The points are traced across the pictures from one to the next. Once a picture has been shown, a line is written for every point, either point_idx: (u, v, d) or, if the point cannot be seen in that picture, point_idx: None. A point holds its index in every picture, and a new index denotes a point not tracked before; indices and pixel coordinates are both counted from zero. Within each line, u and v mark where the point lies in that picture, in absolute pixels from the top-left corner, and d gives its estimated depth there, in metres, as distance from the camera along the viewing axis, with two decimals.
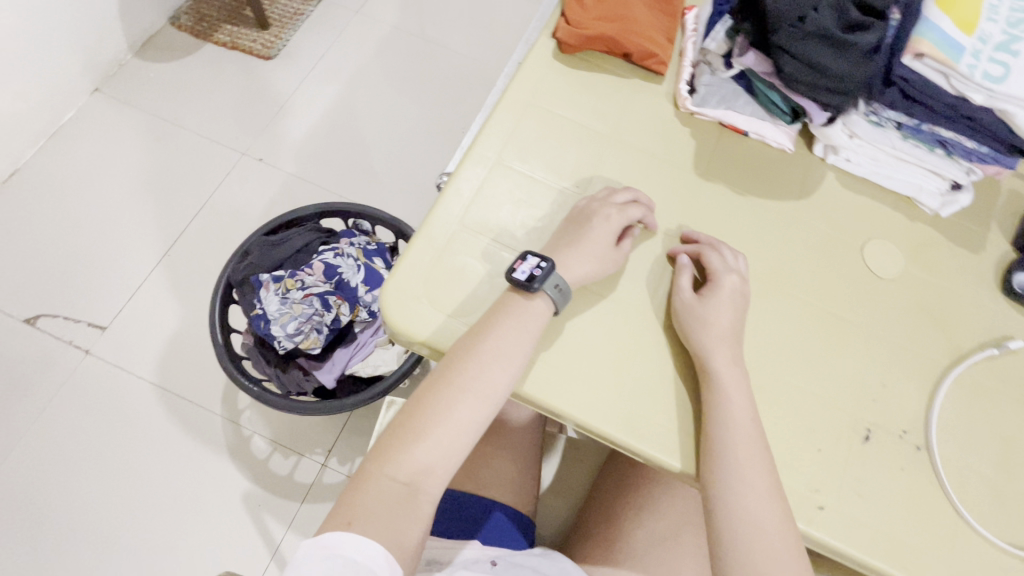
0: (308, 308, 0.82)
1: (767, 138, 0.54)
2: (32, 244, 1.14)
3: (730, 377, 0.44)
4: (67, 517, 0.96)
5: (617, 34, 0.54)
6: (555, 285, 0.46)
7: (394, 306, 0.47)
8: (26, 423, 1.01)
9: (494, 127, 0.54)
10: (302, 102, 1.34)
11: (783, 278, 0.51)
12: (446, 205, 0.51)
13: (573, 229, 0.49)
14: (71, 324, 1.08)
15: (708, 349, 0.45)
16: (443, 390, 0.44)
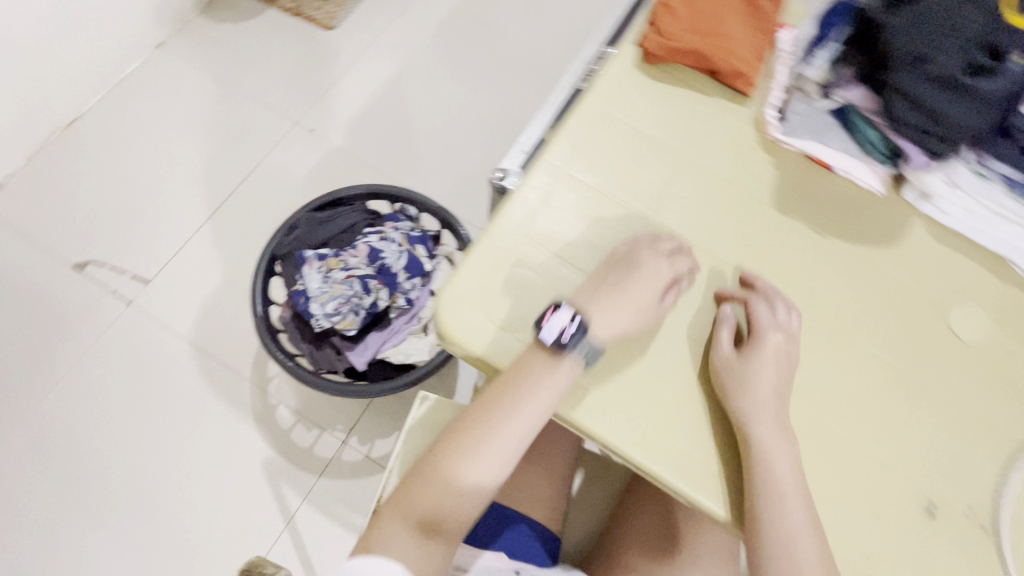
0: (348, 290, 0.82)
1: (857, 177, 0.50)
2: (87, 191, 1.17)
3: (775, 440, 0.42)
4: (100, 461, 1.00)
5: (708, 50, 0.51)
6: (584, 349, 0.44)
7: (449, 314, 0.46)
8: (69, 366, 1.05)
9: (567, 136, 0.52)
10: (358, 76, 1.34)
11: (858, 332, 0.48)
12: (511, 213, 0.49)
13: (613, 276, 0.46)
14: (117, 274, 1.11)
15: (753, 411, 0.43)
16: (460, 442, 0.44)
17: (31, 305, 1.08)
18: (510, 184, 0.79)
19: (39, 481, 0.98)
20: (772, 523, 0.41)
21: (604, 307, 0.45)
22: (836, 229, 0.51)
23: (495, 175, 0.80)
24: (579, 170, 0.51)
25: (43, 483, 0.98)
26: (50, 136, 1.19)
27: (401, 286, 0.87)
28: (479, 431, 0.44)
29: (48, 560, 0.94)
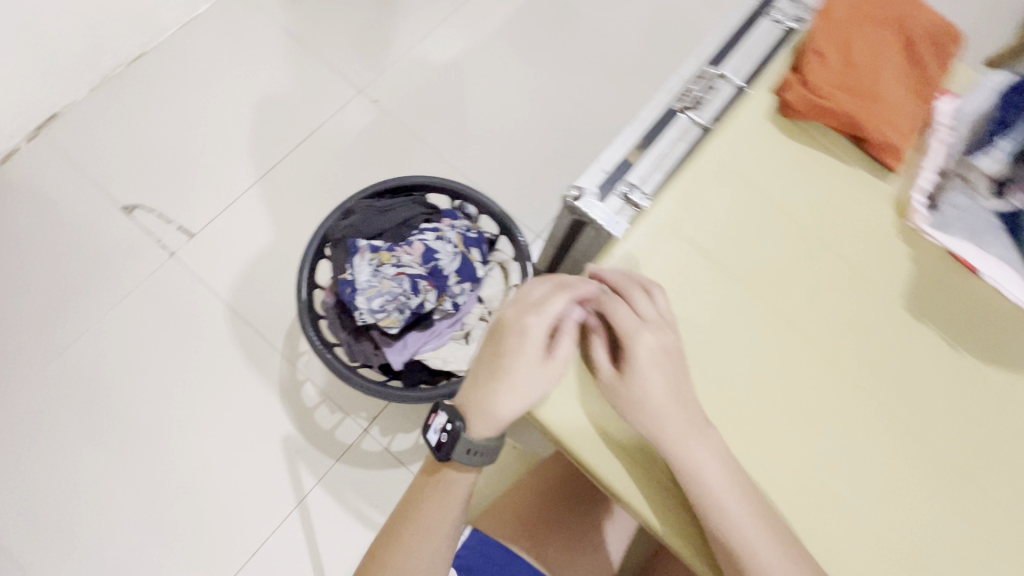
0: (396, 288, 0.78)
1: (1004, 287, 0.51)
2: (143, 132, 1.14)
3: (692, 447, 0.43)
4: (127, 408, 1.00)
5: (861, 115, 0.50)
6: (469, 450, 0.49)
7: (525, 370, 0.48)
8: (108, 309, 1.05)
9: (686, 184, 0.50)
10: (431, 50, 1.27)
11: (966, 459, 0.46)
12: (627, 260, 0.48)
13: (494, 359, 0.47)
14: (163, 222, 1.10)
15: (658, 427, 0.44)
16: (395, 541, 0.51)
17: (76, 241, 1.07)
18: (584, 206, 0.74)
19: (65, 419, 0.99)
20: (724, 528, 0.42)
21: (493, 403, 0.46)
22: (927, 315, 0.50)
23: (570, 194, 0.75)
24: (689, 219, 0.50)
25: (70, 420, 0.99)
26: (113, 71, 1.16)
27: (450, 290, 0.83)
28: (410, 528, 0.52)
29: (66, 497, 0.96)
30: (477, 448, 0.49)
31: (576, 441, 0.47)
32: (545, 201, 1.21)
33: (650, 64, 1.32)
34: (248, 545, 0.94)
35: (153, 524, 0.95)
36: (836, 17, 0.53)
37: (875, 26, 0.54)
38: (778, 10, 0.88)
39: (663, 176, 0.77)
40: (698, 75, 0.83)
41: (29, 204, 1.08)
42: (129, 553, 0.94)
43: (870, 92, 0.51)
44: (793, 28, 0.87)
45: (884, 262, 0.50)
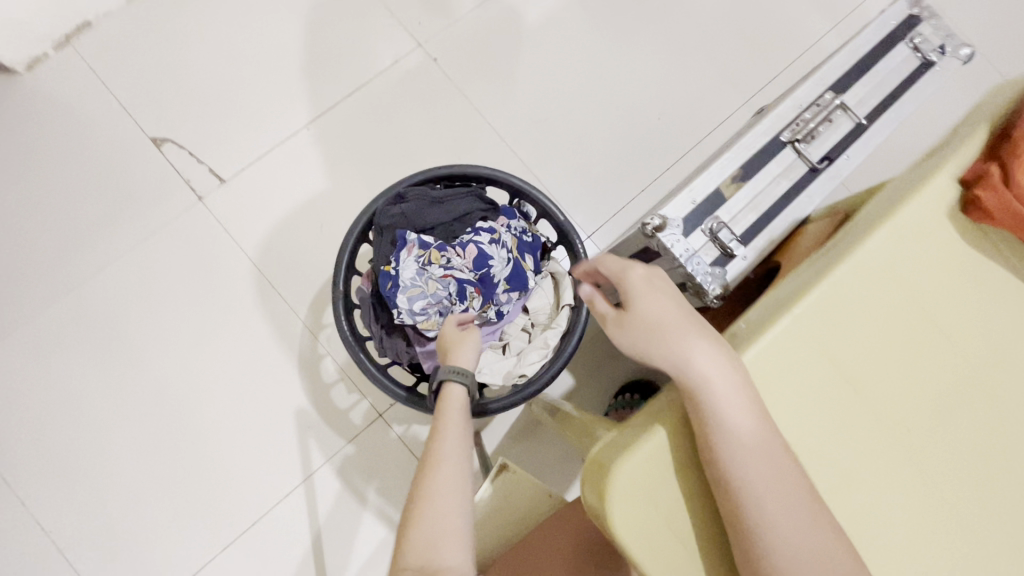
0: (441, 292, 0.72)
1: None
2: (181, 57, 1.04)
3: (713, 371, 0.35)
4: (138, 354, 0.96)
5: None
6: (450, 372, 0.62)
7: (629, 477, 0.35)
8: (127, 247, 0.99)
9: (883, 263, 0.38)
10: (503, 10, 1.14)
11: None
12: (801, 359, 0.36)
13: (447, 344, 0.67)
14: (194, 162, 1.02)
15: (684, 359, 0.36)
16: (418, 507, 0.50)
17: (99, 168, 1.00)
18: (665, 239, 0.66)
19: (74, 356, 0.96)
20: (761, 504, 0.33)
21: (452, 351, 0.65)
22: None
23: (649, 223, 0.66)
24: (866, 301, 0.37)
25: (79, 358, 0.95)
26: None
27: (498, 300, 0.76)
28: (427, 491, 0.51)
29: (70, 436, 0.93)
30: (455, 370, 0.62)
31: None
32: (601, 199, 1.11)
33: (739, 61, 1.18)
34: (249, 514, 0.93)
35: (155, 477, 0.93)
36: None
37: None
38: (920, 37, 0.75)
39: (757, 216, 0.68)
40: (815, 102, 0.72)
41: (53, 120, 1.00)
42: (128, 502, 0.92)
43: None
44: (933, 62, 0.75)
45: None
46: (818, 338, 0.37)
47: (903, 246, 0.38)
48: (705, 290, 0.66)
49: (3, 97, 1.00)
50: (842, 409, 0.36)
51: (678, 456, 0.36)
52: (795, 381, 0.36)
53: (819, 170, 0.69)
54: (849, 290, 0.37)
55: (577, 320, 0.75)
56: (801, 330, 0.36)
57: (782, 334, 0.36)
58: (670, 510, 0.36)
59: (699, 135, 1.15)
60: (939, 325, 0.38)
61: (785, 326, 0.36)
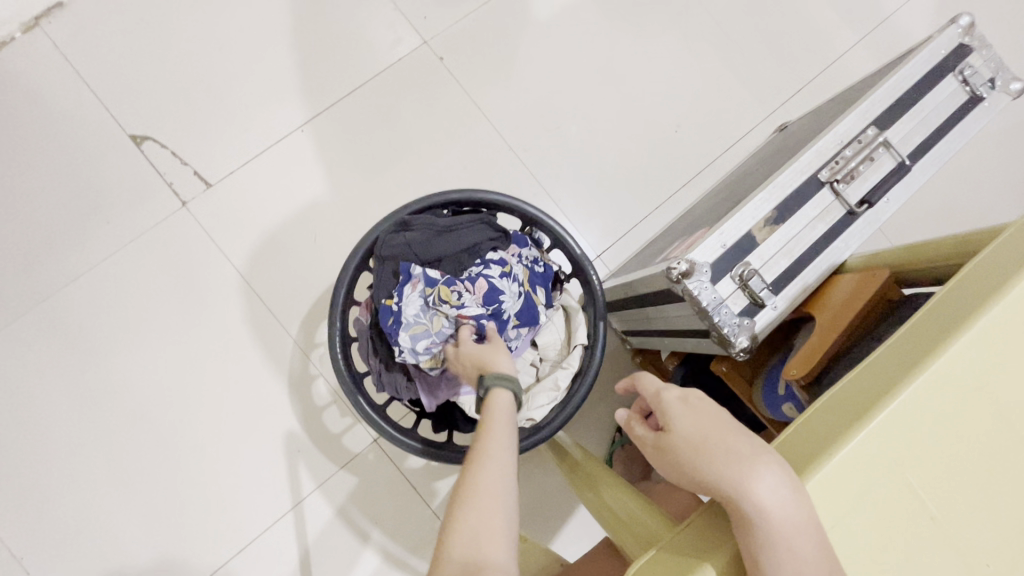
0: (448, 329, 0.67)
1: None
2: (162, 47, 0.96)
3: (778, 507, 0.29)
4: (115, 371, 0.90)
5: None
6: (495, 379, 0.57)
7: None
8: (103, 255, 0.91)
9: (960, 372, 0.33)
10: (515, 7, 1.06)
11: None
12: (867, 483, 0.32)
13: (478, 358, 0.62)
14: (178, 164, 0.94)
15: (740, 486, 0.30)
16: (464, 500, 0.44)
17: (72, 166, 0.92)
18: (692, 286, 0.61)
19: (44, 372, 0.89)
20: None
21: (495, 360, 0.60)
22: None
23: (675, 267, 0.61)
24: (943, 422, 0.33)
25: (51, 374, 0.89)
26: None
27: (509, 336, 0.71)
28: (476, 485, 0.44)
29: (42, 458, 0.88)
30: (501, 376, 0.57)
31: None
32: (611, 215, 1.05)
33: (760, 72, 1.12)
34: (233, 542, 0.88)
35: (134, 502, 0.88)
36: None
37: None
38: (970, 68, 0.69)
39: (790, 261, 0.63)
40: (855, 137, 0.66)
41: (20, 112, 0.92)
42: (104, 528, 0.87)
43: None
44: (981, 97, 0.70)
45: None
46: (892, 466, 0.32)
47: (987, 356, 0.33)
48: (733, 342, 0.61)
49: None
50: (915, 548, 0.31)
51: None
52: (865, 515, 0.32)
53: (856, 213, 0.65)
54: (925, 407, 0.33)
55: (590, 360, 0.70)
56: (869, 449, 0.32)
57: (845, 458, 0.32)
58: None
59: (716, 150, 1.09)
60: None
61: (853, 451, 0.32)
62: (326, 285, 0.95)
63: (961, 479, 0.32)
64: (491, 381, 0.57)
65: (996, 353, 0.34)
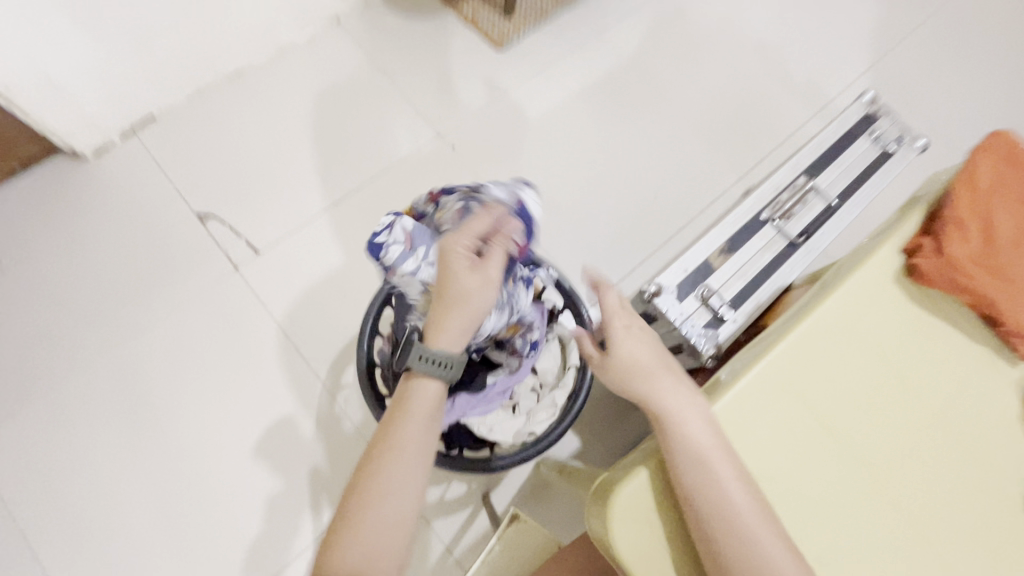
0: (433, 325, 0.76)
1: None
2: (229, 145, 1.18)
3: (679, 410, 0.42)
4: (164, 413, 1.01)
5: (1005, 302, 0.43)
6: (422, 357, 0.52)
7: (624, 505, 0.42)
8: (165, 312, 1.07)
9: (835, 317, 0.44)
10: (514, 105, 1.30)
11: None
12: (764, 400, 0.43)
13: (445, 281, 0.54)
14: (234, 235, 1.12)
15: (651, 391, 0.45)
16: (351, 528, 0.46)
17: (147, 240, 1.11)
18: (661, 304, 0.73)
19: (101, 416, 1.00)
20: (736, 538, 0.39)
21: (466, 305, 0.53)
22: None
23: (646, 289, 0.74)
24: (824, 354, 0.44)
25: (108, 417, 1.00)
26: (212, 82, 1.20)
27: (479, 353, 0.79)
28: (360, 515, 0.46)
29: (90, 496, 0.96)
30: (433, 354, 0.52)
31: None
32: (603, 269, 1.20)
33: (726, 147, 1.31)
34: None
35: (169, 537, 0.95)
36: (980, 184, 0.47)
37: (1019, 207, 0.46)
38: (879, 130, 0.86)
39: (745, 283, 0.75)
40: (789, 185, 0.82)
41: (111, 198, 1.12)
42: (140, 563, 0.93)
43: (1021, 279, 0.44)
44: (892, 151, 0.86)
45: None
46: (784, 388, 0.43)
47: (852, 310, 0.45)
48: (700, 350, 0.72)
49: (70, 179, 1.12)
50: (805, 449, 0.42)
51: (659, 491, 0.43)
52: (762, 432, 0.42)
53: (797, 244, 0.77)
54: (801, 355, 0.44)
55: (582, 380, 0.81)
56: (767, 376, 0.43)
57: (747, 384, 0.43)
58: (656, 530, 0.43)
59: (693, 213, 1.25)
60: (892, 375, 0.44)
61: (753, 377, 0.43)
62: (353, 334, 1.08)
63: (837, 399, 0.43)
64: (416, 360, 0.52)
65: (852, 312, 0.45)
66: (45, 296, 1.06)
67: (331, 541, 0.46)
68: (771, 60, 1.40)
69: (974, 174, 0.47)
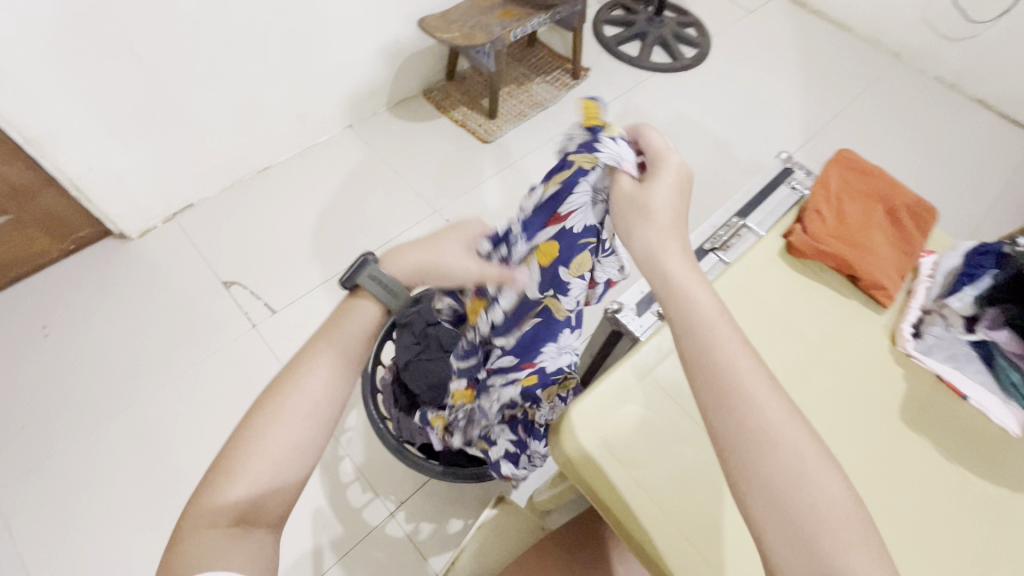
0: (435, 347, 0.87)
1: (990, 412, 0.53)
2: (253, 224, 1.37)
3: (684, 280, 0.43)
4: (177, 459, 1.08)
5: (854, 259, 0.60)
6: (373, 278, 0.51)
7: (574, 422, 0.56)
8: (187, 367, 1.17)
9: (740, 273, 0.62)
10: (499, 185, 1.51)
11: (990, 521, 0.48)
12: None
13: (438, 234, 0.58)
14: (253, 299, 1.27)
15: (655, 254, 0.45)
16: (239, 449, 0.42)
17: (175, 304, 1.24)
18: (622, 318, 0.85)
19: (121, 466, 1.06)
20: (734, 394, 0.38)
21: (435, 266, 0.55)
22: (947, 419, 0.54)
23: (610, 307, 0.87)
24: (741, 291, 0.60)
25: (123, 464, 1.06)
26: (243, 176, 1.42)
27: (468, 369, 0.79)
28: (257, 436, 0.42)
29: (100, 542, 0.99)
30: (398, 291, 0.53)
31: (602, 484, 0.53)
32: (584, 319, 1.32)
33: (684, 213, 1.51)
34: None
35: None
36: (828, 188, 0.67)
37: (859, 199, 0.67)
38: (796, 180, 1.05)
39: None
40: (725, 224, 0.97)
41: (147, 271, 1.28)
42: None
43: (866, 246, 0.62)
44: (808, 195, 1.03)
45: (906, 390, 0.55)
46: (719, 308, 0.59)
47: (754, 269, 0.62)
48: None
49: (113, 256, 1.29)
50: None
51: (602, 408, 0.57)
52: None
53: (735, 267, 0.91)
54: None
55: None
56: None
57: None
58: (601, 441, 0.55)
59: None
60: (794, 303, 0.60)
61: None
62: None
63: (753, 318, 0.59)
64: (366, 278, 0.52)
65: (751, 275, 0.62)
66: (75, 356, 1.16)
67: (224, 462, 0.41)
68: (715, 144, 1.65)
69: (823, 183, 0.68)
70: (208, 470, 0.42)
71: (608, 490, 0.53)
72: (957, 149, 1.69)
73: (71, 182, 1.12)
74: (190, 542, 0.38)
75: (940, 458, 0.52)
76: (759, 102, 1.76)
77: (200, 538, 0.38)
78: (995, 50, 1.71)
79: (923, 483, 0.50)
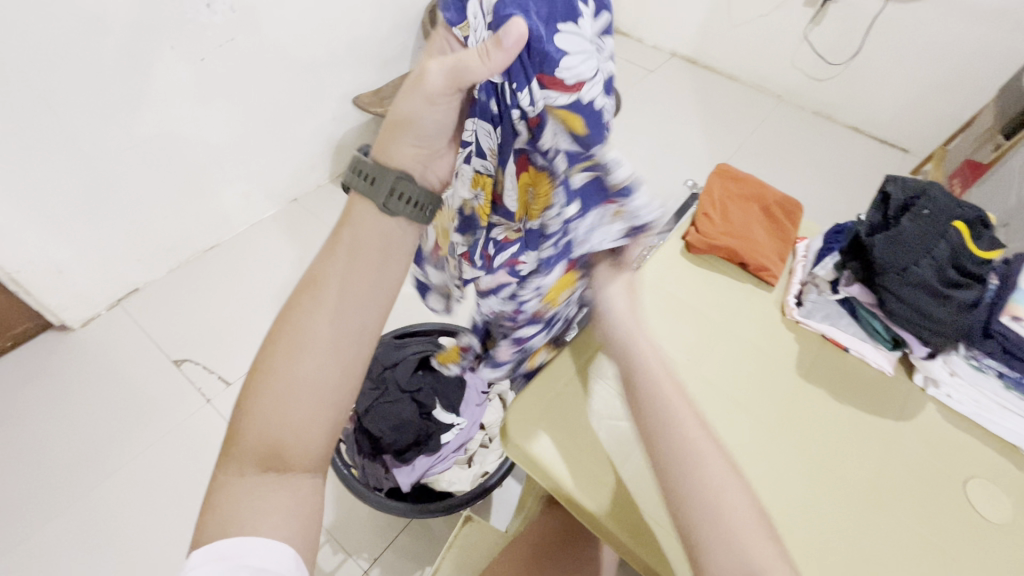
0: (393, 388, 0.91)
1: (868, 357, 0.71)
2: (203, 301, 1.38)
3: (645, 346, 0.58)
4: (132, 549, 1.03)
5: (739, 249, 0.78)
6: (357, 170, 0.51)
7: (514, 419, 0.69)
8: (137, 451, 1.14)
9: (653, 276, 0.78)
10: None
11: (842, 445, 0.65)
12: None
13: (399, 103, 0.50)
14: (206, 374, 1.26)
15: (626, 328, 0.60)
16: (258, 396, 0.46)
17: (124, 388, 1.22)
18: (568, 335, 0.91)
19: (70, 566, 1.00)
20: (670, 432, 0.51)
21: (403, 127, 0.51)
22: (815, 375, 0.70)
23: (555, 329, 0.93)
24: (657, 292, 0.77)
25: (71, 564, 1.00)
26: (190, 256, 1.45)
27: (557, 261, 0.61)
28: (276, 382, 0.46)
29: None
30: (410, 194, 0.51)
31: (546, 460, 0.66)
32: None
33: None
34: None
35: None
36: (714, 196, 0.85)
37: (740, 203, 0.85)
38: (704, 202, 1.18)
39: None
40: None
41: (93, 359, 1.25)
42: None
43: (749, 239, 0.79)
44: None
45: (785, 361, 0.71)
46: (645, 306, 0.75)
47: (665, 272, 0.79)
48: None
49: (54, 349, 1.26)
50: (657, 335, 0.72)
51: (540, 397, 0.71)
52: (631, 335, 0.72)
53: None
54: None
55: None
56: None
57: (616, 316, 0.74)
58: (539, 424, 0.68)
59: None
60: (696, 300, 0.76)
61: None
62: None
63: (667, 312, 0.74)
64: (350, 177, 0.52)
65: (663, 275, 0.78)
66: (14, 456, 1.10)
67: (247, 408, 0.46)
68: None
69: (709, 192, 0.86)
70: (233, 419, 0.47)
71: (552, 464, 0.66)
72: (840, 169, 1.94)
73: (10, 277, 1.12)
74: (230, 487, 0.45)
75: (809, 403, 0.68)
76: (669, 146, 1.97)
77: (238, 483, 0.45)
78: (855, 85, 2.02)
79: (796, 424, 0.66)
